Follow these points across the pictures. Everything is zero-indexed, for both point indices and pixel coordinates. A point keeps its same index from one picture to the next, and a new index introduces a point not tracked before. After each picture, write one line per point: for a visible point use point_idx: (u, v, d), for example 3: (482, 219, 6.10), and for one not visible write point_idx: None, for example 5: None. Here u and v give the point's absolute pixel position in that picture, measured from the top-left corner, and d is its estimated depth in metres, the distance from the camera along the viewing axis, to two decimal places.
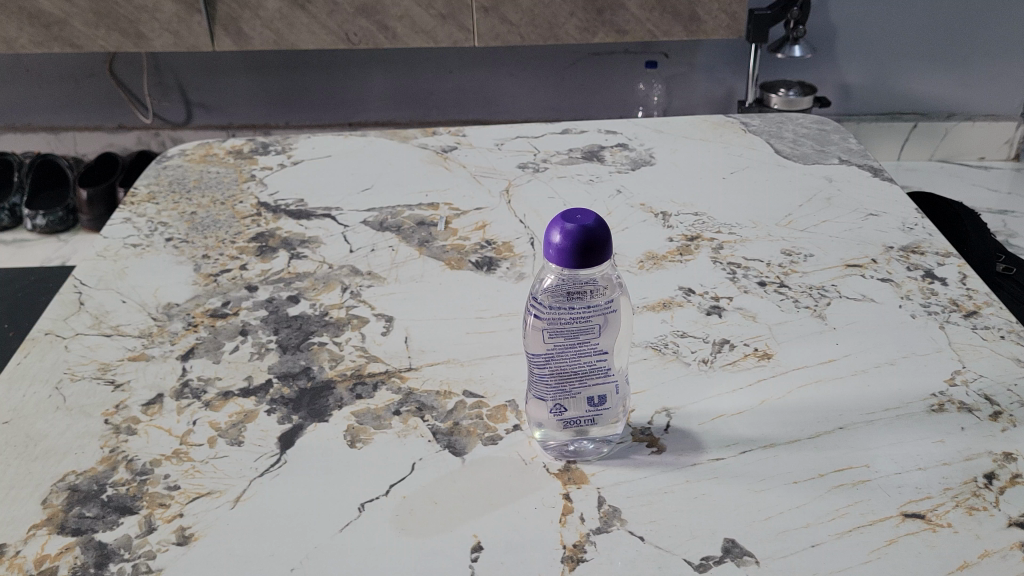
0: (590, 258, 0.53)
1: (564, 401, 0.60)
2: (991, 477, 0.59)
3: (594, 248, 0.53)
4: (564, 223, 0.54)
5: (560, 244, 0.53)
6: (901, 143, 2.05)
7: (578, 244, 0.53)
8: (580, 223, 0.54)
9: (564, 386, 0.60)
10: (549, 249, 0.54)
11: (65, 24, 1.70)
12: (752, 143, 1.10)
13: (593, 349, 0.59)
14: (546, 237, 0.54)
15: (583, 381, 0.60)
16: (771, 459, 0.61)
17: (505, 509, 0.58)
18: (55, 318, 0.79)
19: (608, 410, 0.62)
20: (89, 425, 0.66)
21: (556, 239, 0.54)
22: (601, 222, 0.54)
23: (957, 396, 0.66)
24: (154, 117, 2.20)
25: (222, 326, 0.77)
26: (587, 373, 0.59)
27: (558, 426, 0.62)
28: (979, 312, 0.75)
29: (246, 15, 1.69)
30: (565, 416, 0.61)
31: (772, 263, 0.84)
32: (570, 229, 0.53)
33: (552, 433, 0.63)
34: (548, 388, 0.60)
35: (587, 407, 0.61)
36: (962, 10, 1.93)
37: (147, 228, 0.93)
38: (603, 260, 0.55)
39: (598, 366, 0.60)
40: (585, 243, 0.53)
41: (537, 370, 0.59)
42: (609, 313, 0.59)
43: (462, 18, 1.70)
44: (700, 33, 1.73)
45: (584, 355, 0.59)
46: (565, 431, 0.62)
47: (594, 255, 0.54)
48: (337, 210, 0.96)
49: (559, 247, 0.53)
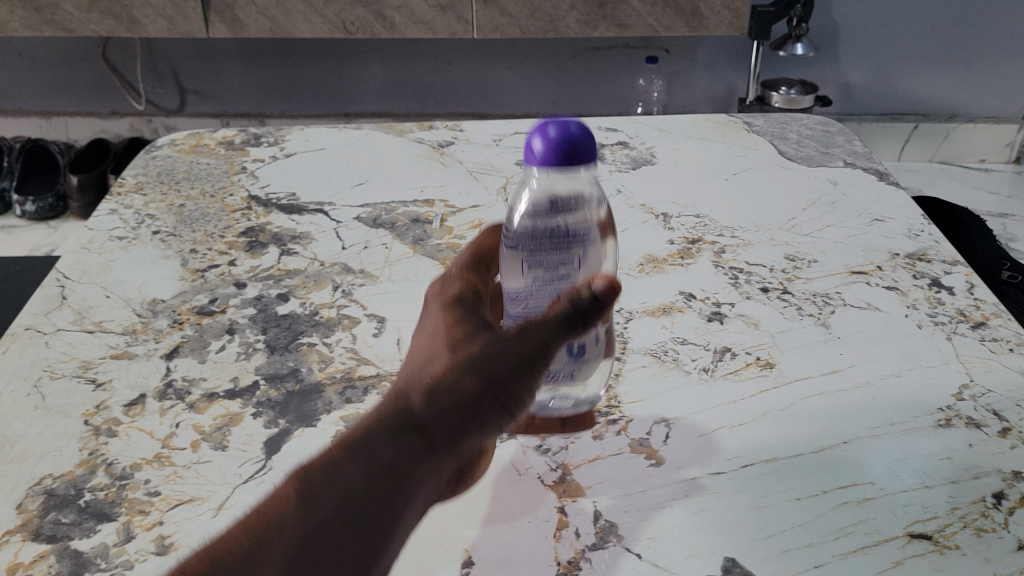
0: (575, 163, 0.52)
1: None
2: (1000, 497, 0.57)
3: (578, 156, 0.52)
4: (545, 129, 0.52)
5: (542, 149, 0.51)
6: (902, 143, 2.03)
7: (564, 151, 0.51)
8: (563, 129, 0.52)
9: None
10: (531, 155, 0.52)
11: (57, 7, 1.67)
12: (756, 144, 1.08)
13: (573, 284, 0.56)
14: (527, 143, 0.52)
15: None
16: (774, 474, 0.59)
17: (518, 490, 0.59)
18: (36, 312, 0.77)
19: (589, 365, 0.58)
20: (67, 426, 0.64)
21: (537, 145, 0.52)
22: (586, 132, 0.52)
23: (965, 411, 0.64)
24: (147, 104, 2.17)
25: (208, 324, 0.75)
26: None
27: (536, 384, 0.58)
28: (988, 323, 0.73)
29: (241, 2, 1.66)
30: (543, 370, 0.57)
31: (774, 268, 0.82)
32: (553, 136, 0.51)
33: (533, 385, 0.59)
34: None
35: (567, 358, 0.57)
36: (969, 10, 1.90)
37: (134, 220, 0.91)
38: (587, 168, 0.53)
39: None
40: (571, 150, 0.51)
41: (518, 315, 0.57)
42: (588, 247, 0.57)
43: (461, 8, 1.67)
44: (702, 29, 1.70)
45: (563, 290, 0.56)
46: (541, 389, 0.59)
47: (579, 162, 0.52)
48: (330, 205, 0.94)
49: (542, 152, 0.52)
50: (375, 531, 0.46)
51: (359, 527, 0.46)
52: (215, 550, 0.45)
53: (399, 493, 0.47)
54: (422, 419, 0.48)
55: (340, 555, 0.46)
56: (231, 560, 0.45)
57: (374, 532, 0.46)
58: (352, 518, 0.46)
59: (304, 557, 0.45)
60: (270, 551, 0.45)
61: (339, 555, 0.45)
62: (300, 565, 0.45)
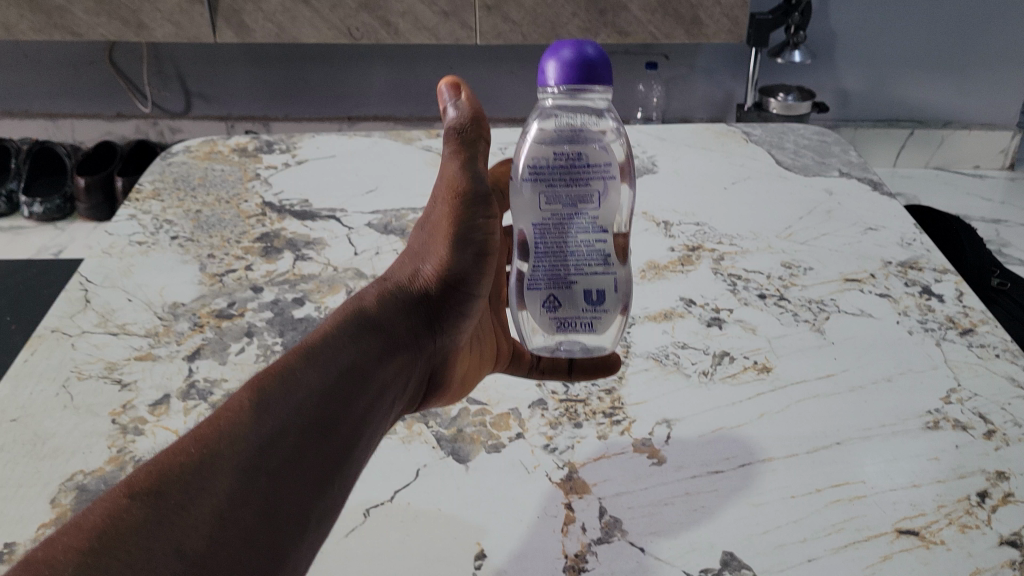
0: (589, 79, 0.56)
1: (557, 291, 0.61)
2: (984, 495, 0.60)
3: (591, 72, 0.56)
4: (558, 53, 0.56)
5: (557, 71, 0.56)
6: (897, 149, 2.06)
7: (576, 69, 0.55)
8: (574, 50, 0.56)
9: (558, 270, 0.61)
10: (547, 79, 0.57)
11: (66, 11, 1.70)
12: (754, 154, 1.11)
13: (591, 221, 0.60)
14: (542, 69, 0.57)
15: (580, 264, 0.61)
16: (770, 473, 0.62)
17: (500, 463, 0.64)
18: (61, 315, 0.79)
19: (607, 314, 0.62)
20: (96, 425, 0.67)
21: (552, 69, 0.56)
22: (599, 52, 0.56)
23: (953, 413, 0.67)
24: (153, 107, 2.20)
25: (227, 327, 0.78)
26: (581, 253, 0.60)
27: (551, 329, 0.63)
28: (976, 330, 0.77)
29: (249, 7, 1.69)
30: (558, 315, 0.62)
31: (772, 275, 0.85)
32: (565, 55, 0.56)
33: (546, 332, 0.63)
34: (542, 271, 0.61)
35: (585, 305, 0.62)
36: (963, 19, 1.94)
37: (152, 225, 0.94)
38: (602, 89, 0.57)
39: (595, 246, 0.60)
40: (583, 68, 0.56)
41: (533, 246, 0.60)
42: (607, 179, 0.60)
43: (465, 15, 1.70)
44: (702, 36, 1.73)
45: (582, 227, 0.60)
46: (556, 333, 0.64)
47: (592, 76, 0.56)
48: (342, 212, 0.97)
49: (557, 74, 0.56)
50: (324, 447, 0.46)
51: (314, 443, 0.46)
52: (167, 460, 0.42)
53: (344, 413, 0.48)
54: (352, 358, 0.51)
55: (298, 469, 0.45)
56: (190, 470, 0.41)
57: (336, 438, 0.47)
58: (307, 431, 0.46)
59: (265, 468, 0.43)
60: (234, 461, 0.43)
61: (297, 466, 0.45)
62: (264, 475, 0.43)
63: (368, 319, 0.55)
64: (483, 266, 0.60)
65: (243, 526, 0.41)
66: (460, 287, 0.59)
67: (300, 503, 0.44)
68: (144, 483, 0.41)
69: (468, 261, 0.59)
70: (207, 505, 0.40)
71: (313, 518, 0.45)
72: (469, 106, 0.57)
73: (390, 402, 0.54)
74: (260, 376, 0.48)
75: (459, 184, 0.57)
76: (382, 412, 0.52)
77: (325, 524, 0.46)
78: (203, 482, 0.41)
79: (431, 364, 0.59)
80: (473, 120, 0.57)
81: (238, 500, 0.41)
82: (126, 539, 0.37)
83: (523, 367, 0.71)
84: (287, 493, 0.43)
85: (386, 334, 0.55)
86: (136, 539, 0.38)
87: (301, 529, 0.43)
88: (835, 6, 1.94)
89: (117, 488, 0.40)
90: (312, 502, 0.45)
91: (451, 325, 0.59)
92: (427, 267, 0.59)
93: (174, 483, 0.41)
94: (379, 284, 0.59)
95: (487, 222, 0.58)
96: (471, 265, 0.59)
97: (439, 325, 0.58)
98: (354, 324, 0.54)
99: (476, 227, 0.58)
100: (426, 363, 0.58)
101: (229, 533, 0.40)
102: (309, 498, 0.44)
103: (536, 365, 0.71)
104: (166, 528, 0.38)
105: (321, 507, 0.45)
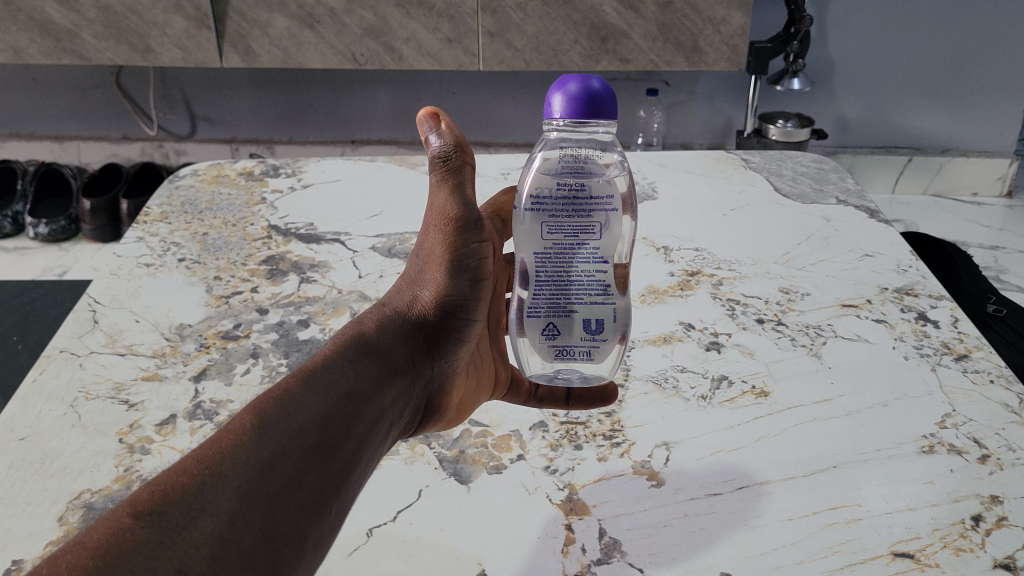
0: (593, 111, 0.57)
1: (556, 320, 0.63)
2: (978, 519, 0.61)
3: (596, 106, 0.57)
4: (564, 86, 0.58)
5: (563, 105, 0.57)
6: (896, 176, 2.08)
7: (580, 103, 0.57)
8: (580, 84, 0.57)
9: (558, 300, 0.63)
10: (552, 112, 0.58)
11: (75, 36, 1.72)
12: (752, 181, 1.13)
13: (592, 252, 0.61)
14: (548, 100, 0.58)
15: (580, 293, 0.62)
16: (768, 496, 0.63)
17: (500, 486, 0.65)
18: (69, 335, 0.81)
19: (605, 344, 0.64)
20: (103, 444, 0.68)
21: (557, 102, 0.57)
22: (605, 85, 0.58)
23: (948, 438, 0.68)
24: (159, 129, 2.22)
25: (233, 348, 0.79)
26: (582, 282, 0.62)
27: (549, 355, 0.65)
28: (970, 356, 0.78)
29: (255, 33, 1.71)
30: (557, 343, 0.64)
31: (770, 300, 0.87)
32: (571, 89, 0.57)
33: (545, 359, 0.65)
34: (542, 299, 0.62)
35: (584, 333, 0.63)
36: (960, 48, 1.96)
37: (159, 248, 0.95)
38: (607, 122, 0.58)
39: (596, 276, 0.62)
40: (587, 102, 0.57)
41: (534, 275, 0.62)
42: (609, 212, 0.61)
43: (468, 42, 1.72)
44: (702, 64, 1.75)
45: (583, 258, 0.61)
46: (553, 361, 0.65)
47: (597, 110, 0.57)
48: (346, 235, 0.98)
49: (563, 107, 0.57)
50: (325, 470, 0.47)
51: (314, 465, 0.47)
52: (169, 482, 0.43)
53: (344, 437, 0.49)
54: (352, 381, 0.52)
55: (298, 491, 0.45)
56: (190, 492, 0.42)
57: (338, 459, 0.48)
58: (307, 453, 0.47)
59: (265, 491, 0.44)
60: (234, 483, 0.44)
61: (297, 489, 0.45)
62: (263, 498, 0.44)
63: (370, 344, 0.56)
64: (480, 291, 0.60)
65: (242, 548, 0.42)
66: (457, 312, 0.60)
67: (299, 525, 0.45)
68: (147, 504, 0.42)
69: (465, 287, 0.60)
70: (206, 527, 0.41)
71: (312, 540, 0.45)
72: (451, 135, 0.56)
73: (391, 423, 0.54)
74: (262, 399, 0.49)
75: (448, 213, 0.57)
76: (384, 434, 0.53)
77: (326, 544, 0.46)
78: (203, 504, 0.42)
79: (431, 387, 0.60)
80: (458, 148, 0.56)
81: (237, 521, 0.42)
82: (128, 561, 0.39)
83: (520, 395, 0.70)
84: (286, 515, 0.44)
85: (385, 359, 0.56)
86: (136, 561, 0.39)
87: (300, 551, 0.44)
88: (833, 35, 1.97)
89: (120, 509, 0.41)
90: (311, 523, 0.45)
91: (449, 350, 0.60)
92: (423, 293, 0.60)
93: (175, 505, 0.42)
94: (379, 309, 0.60)
95: (479, 247, 0.59)
96: (469, 291, 0.60)
97: (438, 351, 0.59)
98: (355, 348, 0.55)
99: (468, 252, 0.58)
100: (426, 387, 0.59)
101: (228, 554, 0.41)
102: (308, 520, 0.45)
103: (533, 394, 0.70)
104: (164, 550, 0.39)
105: (320, 529, 0.46)
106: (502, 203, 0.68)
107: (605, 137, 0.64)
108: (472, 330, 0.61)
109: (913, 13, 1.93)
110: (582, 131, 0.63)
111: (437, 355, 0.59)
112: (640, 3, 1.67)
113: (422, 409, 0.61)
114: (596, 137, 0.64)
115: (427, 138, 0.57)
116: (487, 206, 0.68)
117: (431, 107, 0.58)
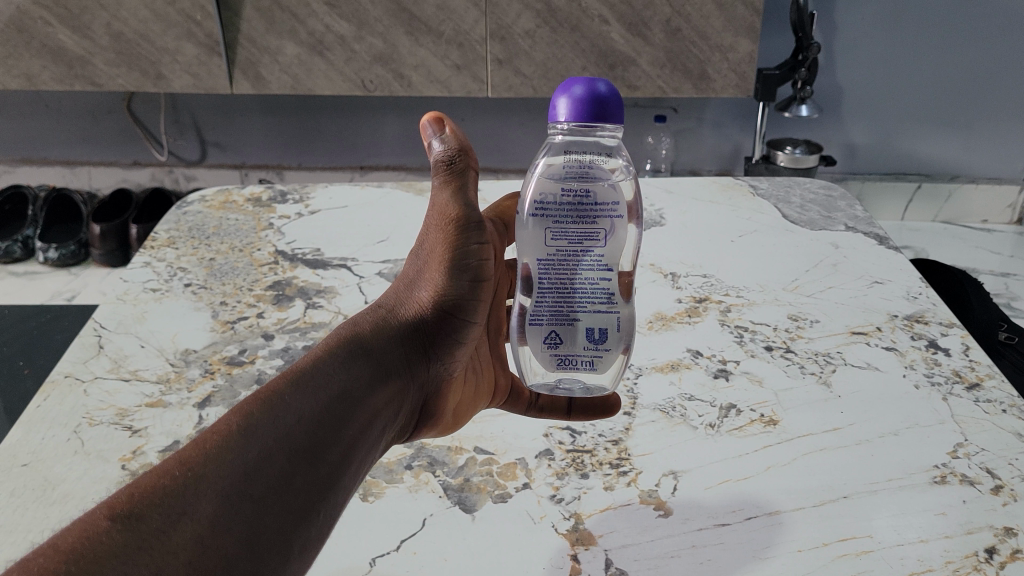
0: (601, 116, 0.57)
1: (559, 328, 0.63)
2: (992, 551, 0.59)
3: (603, 109, 0.57)
4: (570, 89, 0.57)
5: (568, 108, 0.57)
6: (904, 204, 2.07)
7: (587, 105, 0.57)
8: (587, 88, 0.57)
9: (561, 307, 0.62)
10: (558, 116, 0.58)
11: (87, 63, 1.73)
12: (761, 208, 1.13)
13: (596, 260, 0.61)
14: (553, 105, 0.58)
15: (584, 301, 0.62)
16: (777, 526, 0.62)
17: (507, 515, 0.64)
18: (74, 361, 0.80)
19: (608, 354, 0.64)
20: (106, 471, 0.67)
21: (563, 106, 0.57)
22: (610, 89, 0.58)
23: (959, 468, 0.67)
24: (169, 155, 2.23)
25: (238, 374, 0.79)
26: (586, 290, 0.62)
27: (551, 364, 0.64)
28: (982, 385, 0.77)
29: (265, 60, 1.72)
30: (559, 351, 0.64)
31: (778, 328, 0.86)
32: (577, 93, 0.57)
33: (545, 368, 0.65)
34: (545, 307, 0.62)
35: (587, 343, 0.63)
36: (967, 75, 1.96)
37: (167, 273, 0.95)
38: (612, 126, 0.58)
39: (599, 284, 0.62)
40: (593, 104, 0.57)
41: (537, 281, 0.62)
42: (614, 220, 0.61)
43: (476, 69, 1.73)
44: (710, 91, 1.76)
45: (587, 264, 0.61)
46: (555, 370, 0.65)
47: (603, 113, 0.57)
48: (353, 261, 0.98)
49: (569, 110, 0.57)
50: (312, 474, 0.47)
51: (301, 470, 0.46)
52: (152, 484, 0.42)
53: (333, 441, 0.49)
54: (342, 383, 0.52)
55: (285, 495, 0.45)
56: (173, 493, 0.42)
57: (327, 464, 0.48)
58: (294, 456, 0.47)
59: (248, 494, 0.44)
60: (218, 486, 0.43)
61: (283, 492, 0.45)
62: (247, 501, 0.43)
63: (361, 346, 0.55)
64: (480, 292, 0.61)
65: (225, 554, 0.41)
66: (456, 313, 0.60)
67: (284, 529, 0.44)
68: (127, 505, 0.41)
69: (464, 287, 0.60)
70: (188, 529, 0.41)
71: (298, 546, 0.45)
72: (455, 140, 0.57)
73: (383, 427, 0.54)
74: (248, 401, 0.48)
75: (450, 212, 0.57)
76: (374, 438, 0.53)
77: (311, 552, 0.46)
78: (185, 506, 0.42)
79: (425, 392, 0.60)
80: (462, 153, 0.57)
81: (220, 526, 0.42)
82: (104, 564, 0.38)
83: (519, 404, 0.71)
84: (271, 520, 0.44)
85: (378, 361, 0.55)
86: (114, 564, 0.38)
87: (283, 556, 0.44)
88: (841, 61, 1.97)
89: (98, 512, 0.40)
90: (298, 528, 0.45)
91: (445, 352, 0.60)
92: (422, 293, 0.60)
93: (156, 508, 0.41)
94: (374, 311, 0.59)
95: (479, 248, 0.59)
96: (468, 292, 0.60)
97: (433, 353, 0.59)
98: (347, 350, 0.55)
99: (469, 253, 0.59)
100: (420, 391, 0.59)
101: (211, 557, 0.40)
102: (294, 524, 0.45)
103: (534, 404, 0.70)
104: (144, 555, 0.39)
105: (307, 535, 0.45)
106: (505, 208, 0.68)
107: (610, 142, 0.63)
108: (469, 332, 0.61)
109: (921, 39, 1.93)
110: (587, 135, 0.63)
111: (433, 357, 0.59)
112: (648, 30, 1.67)
113: (414, 414, 0.60)
114: (601, 141, 0.63)
115: (431, 143, 0.58)
116: (490, 209, 0.68)
117: (433, 112, 0.58)
